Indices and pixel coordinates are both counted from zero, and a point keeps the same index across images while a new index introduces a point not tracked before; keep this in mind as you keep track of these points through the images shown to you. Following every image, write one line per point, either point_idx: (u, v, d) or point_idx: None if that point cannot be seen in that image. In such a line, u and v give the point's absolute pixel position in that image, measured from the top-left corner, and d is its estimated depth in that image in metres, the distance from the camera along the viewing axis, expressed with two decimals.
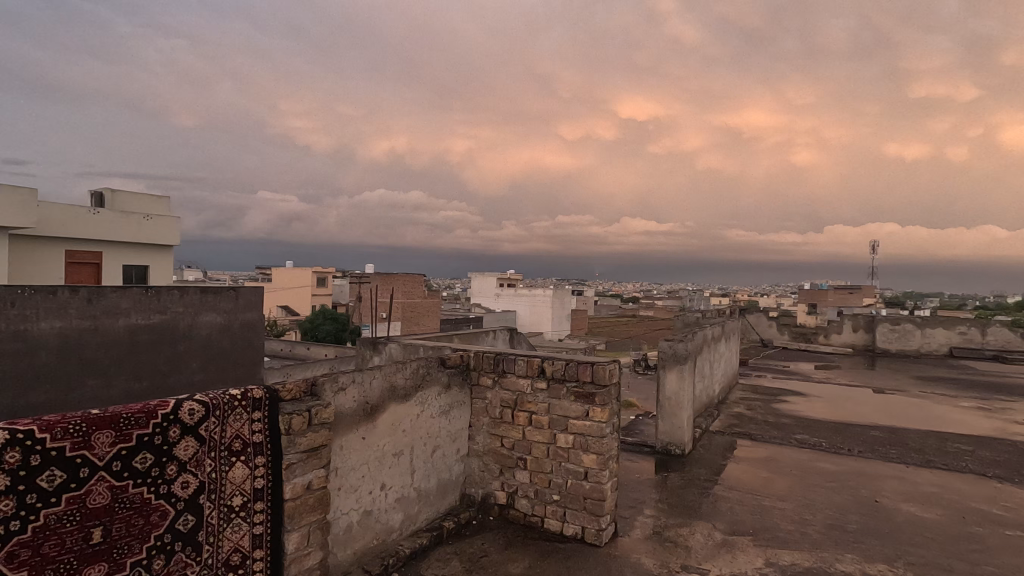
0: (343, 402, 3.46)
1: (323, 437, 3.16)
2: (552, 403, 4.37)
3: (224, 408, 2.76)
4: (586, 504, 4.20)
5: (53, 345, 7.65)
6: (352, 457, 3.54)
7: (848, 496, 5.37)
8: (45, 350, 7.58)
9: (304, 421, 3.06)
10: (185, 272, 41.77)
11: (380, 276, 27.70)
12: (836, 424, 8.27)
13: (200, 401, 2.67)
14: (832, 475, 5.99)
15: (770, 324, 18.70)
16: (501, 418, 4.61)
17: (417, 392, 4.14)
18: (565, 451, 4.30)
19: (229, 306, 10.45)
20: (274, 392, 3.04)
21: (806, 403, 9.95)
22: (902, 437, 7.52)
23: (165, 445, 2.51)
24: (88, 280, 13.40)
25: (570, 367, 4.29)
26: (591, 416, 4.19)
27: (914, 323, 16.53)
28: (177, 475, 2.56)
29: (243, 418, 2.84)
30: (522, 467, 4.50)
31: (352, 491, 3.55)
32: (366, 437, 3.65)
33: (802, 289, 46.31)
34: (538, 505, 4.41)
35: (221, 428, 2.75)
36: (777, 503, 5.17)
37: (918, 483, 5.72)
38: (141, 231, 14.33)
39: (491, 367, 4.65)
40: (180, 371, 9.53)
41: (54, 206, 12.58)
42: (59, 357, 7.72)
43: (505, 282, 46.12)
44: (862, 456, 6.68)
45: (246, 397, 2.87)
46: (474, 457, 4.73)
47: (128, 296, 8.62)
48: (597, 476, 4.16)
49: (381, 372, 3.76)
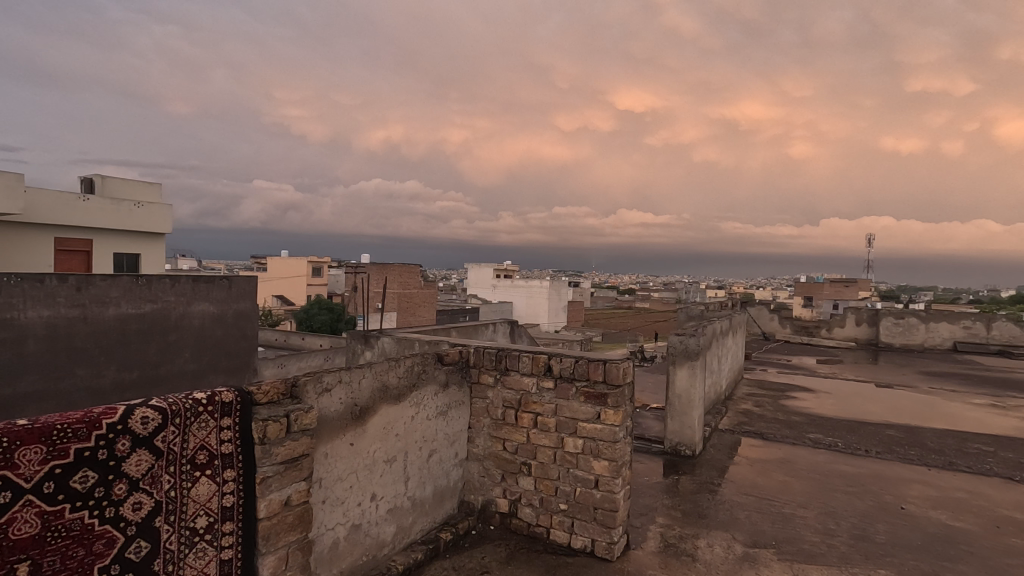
0: (328, 404, 3.07)
1: (304, 445, 2.77)
2: (560, 404, 4.00)
3: (186, 416, 2.36)
4: (597, 515, 3.84)
5: (41, 334, 7.24)
6: (339, 465, 3.16)
7: (872, 502, 5.04)
8: (32, 338, 7.17)
9: (281, 428, 2.66)
10: (179, 261, 41.29)
11: (376, 266, 27.17)
12: (849, 423, 7.94)
13: (156, 407, 2.28)
14: (853, 478, 5.65)
15: (772, 317, 18.22)
16: (503, 420, 4.23)
17: (412, 392, 3.75)
18: (573, 457, 3.93)
19: (222, 295, 10.01)
20: (246, 394, 2.65)
21: (815, 400, 9.62)
22: (919, 437, 7.21)
23: (112, 460, 2.12)
24: (78, 267, 12.93)
25: (580, 365, 3.90)
26: (603, 419, 3.82)
27: (918, 317, 16.24)
28: (127, 495, 2.17)
29: (208, 427, 2.45)
30: (526, 473, 4.13)
31: (338, 504, 3.17)
32: (354, 444, 3.27)
33: (799, 281, 46.16)
34: (543, 515, 4.05)
35: (181, 439, 2.35)
36: (799, 511, 4.82)
37: (944, 489, 5.40)
38: (131, 220, 13.80)
39: (493, 365, 4.28)
40: (171, 361, 9.10)
41: (43, 192, 12.09)
42: (47, 347, 7.31)
43: (503, 273, 45.73)
44: (880, 457, 6.36)
45: (213, 402, 2.48)
46: (473, 461, 4.36)
47: (119, 284, 8.21)
48: (609, 485, 3.80)
49: (371, 371, 3.37)
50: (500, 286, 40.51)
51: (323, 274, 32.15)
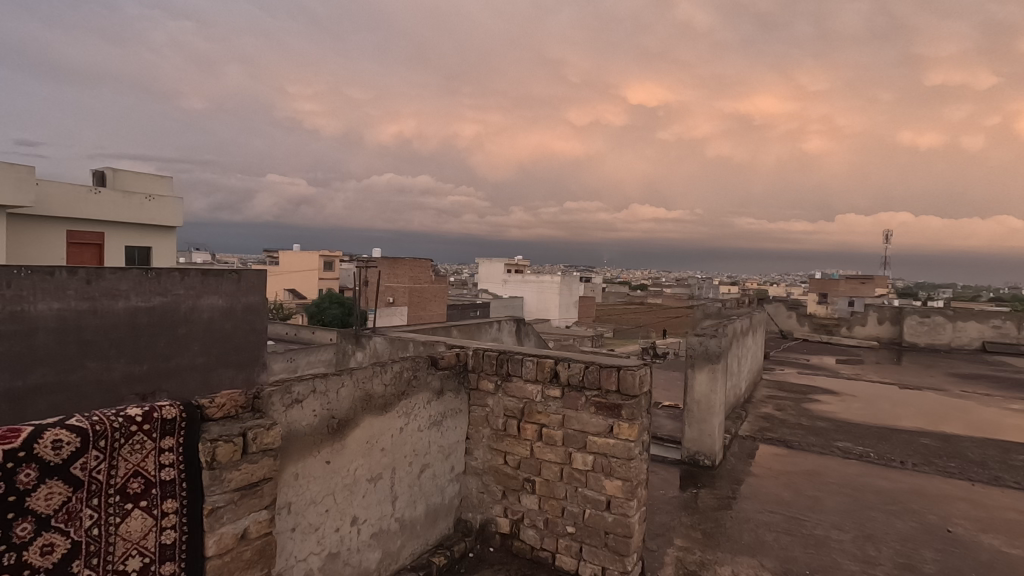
0: (299, 418, 2.66)
1: (265, 469, 2.36)
2: (567, 415, 3.55)
3: (114, 438, 1.97)
4: (608, 541, 3.40)
5: (50, 327, 7.02)
6: (312, 488, 2.76)
7: (914, 523, 4.55)
8: (42, 331, 6.95)
9: (235, 450, 2.25)
10: (194, 253, 41.44)
11: (386, 260, 26.83)
12: (879, 430, 7.41)
13: (74, 428, 1.88)
14: (889, 494, 5.15)
15: (790, 315, 17.54)
16: (504, 431, 3.80)
17: (401, 401, 3.33)
18: (582, 474, 3.49)
19: (231, 289, 9.65)
20: (194, 409, 2.25)
21: (840, 403, 9.06)
22: (958, 447, 6.65)
23: (13, 496, 1.72)
24: (90, 261, 12.71)
25: (590, 372, 3.45)
26: (616, 433, 3.37)
27: (944, 316, 15.50)
28: (33, 537, 1.77)
29: (144, 449, 2.06)
30: (529, 490, 3.70)
31: (312, 532, 2.77)
32: (331, 462, 2.86)
33: (816, 279, 45.31)
34: (548, 538, 3.61)
35: (107, 464, 1.96)
36: (833, 533, 4.35)
37: (993, 508, 4.87)
38: (141, 212, 13.54)
39: (493, 369, 3.85)
40: (181, 354, 8.78)
41: (54, 184, 11.85)
42: (56, 340, 7.09)
43: (514, 267, 45.21)
44: (917, 470, 5.84)
45: (150, 420, 2.08)
46: (472, 476, 3.94)
47: (128, 277, 7.91)
48: (622, 508, 3.35)
49: (352, 378, 2.95)
50: (512, 280, 40.07)
51: (335, 267, 31.95)
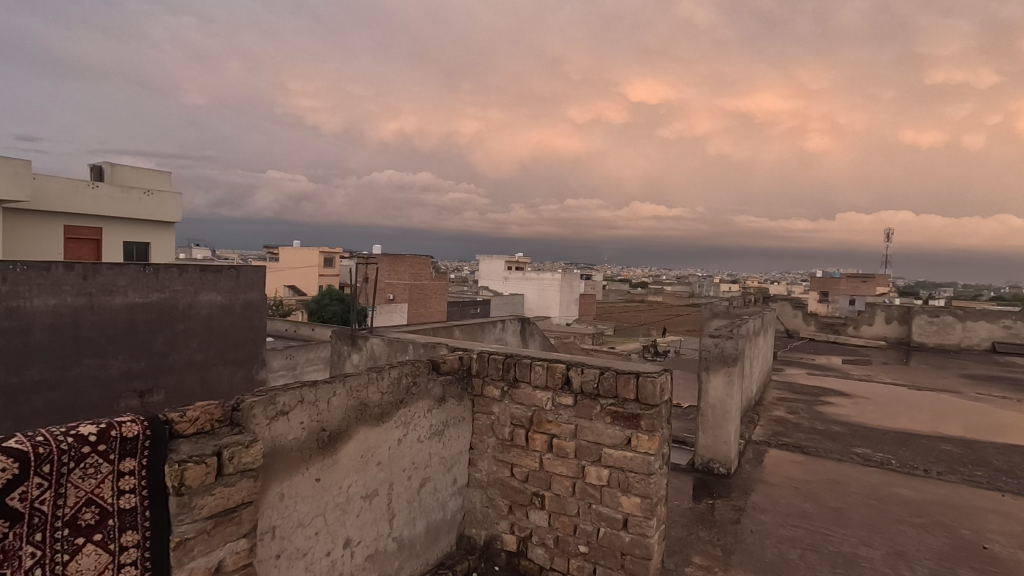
0: (284, 432, 2.37)
1: (244, 491, 2.08)
2: (580, 425, 3.26)
3: (61, 460, 1.68)
4: (625, 563, 3.12)
5: (46, 322, 6.73)
6: (300, 509, 2.48)
7: (946, 538, 4.26)
8: (38, 328, 6.66)
9: (208, 472, 1.96)
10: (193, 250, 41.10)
11: (386, 256, 26.53)
12: (899, 434, 7.11)
13: (12, 452, 1.58)
14: (917, 506, 4.86)
15: (795, 313, 17.23)
16: (511, 441, 3.51)
17: (399, 410, 3.04)
18: (596, 489, 3.21)
19: (230, 285, 9.34)
20: (161, 424, 1.96)
21: (854, 406, 8.77)
22: (982, 454, 6.36)
23: None
24: (88, 256, 12.42)
25: (605, 378, 3.16)
26: (634, 446, 3.08)
27: (954, 315, 15.20)
28: None
29: (99, 473, 1.77)
30: (538, 506, 3.41)
31: (299, 558, 2.49)
32: (321, 479, 2.58)
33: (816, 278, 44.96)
34: (559, 558, 3.33)
35: (51, 493, 1.67)
36: (861, 550, 4.07)
37: None
38: (140, 207, 13.24)
39: (499, 374, 3.55)
40: (180, 351, 8.49)
41: (51, 178, 11.53)
42: (53, 336, 6.80)
43: (515, 265, 44.91)
44: (941, 478, 5.55)
45: (106, 440, 1.78)
46: (475, 489, 3.66)
47: (126, 273, 7.62)
48: (640, 527, 3.06)
49: (345, 386, 2.67)
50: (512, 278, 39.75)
51: (335, 264, 31.64)
